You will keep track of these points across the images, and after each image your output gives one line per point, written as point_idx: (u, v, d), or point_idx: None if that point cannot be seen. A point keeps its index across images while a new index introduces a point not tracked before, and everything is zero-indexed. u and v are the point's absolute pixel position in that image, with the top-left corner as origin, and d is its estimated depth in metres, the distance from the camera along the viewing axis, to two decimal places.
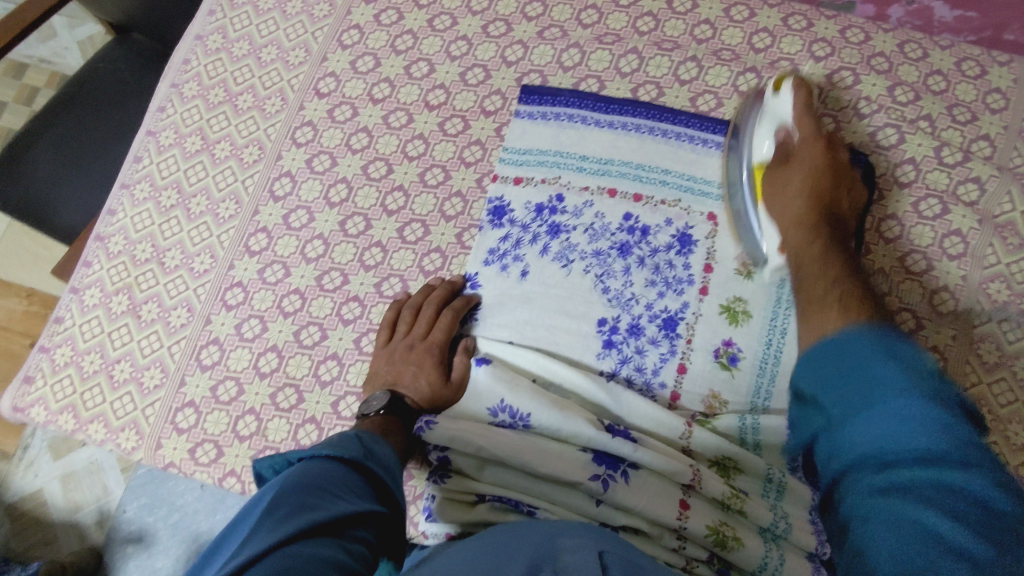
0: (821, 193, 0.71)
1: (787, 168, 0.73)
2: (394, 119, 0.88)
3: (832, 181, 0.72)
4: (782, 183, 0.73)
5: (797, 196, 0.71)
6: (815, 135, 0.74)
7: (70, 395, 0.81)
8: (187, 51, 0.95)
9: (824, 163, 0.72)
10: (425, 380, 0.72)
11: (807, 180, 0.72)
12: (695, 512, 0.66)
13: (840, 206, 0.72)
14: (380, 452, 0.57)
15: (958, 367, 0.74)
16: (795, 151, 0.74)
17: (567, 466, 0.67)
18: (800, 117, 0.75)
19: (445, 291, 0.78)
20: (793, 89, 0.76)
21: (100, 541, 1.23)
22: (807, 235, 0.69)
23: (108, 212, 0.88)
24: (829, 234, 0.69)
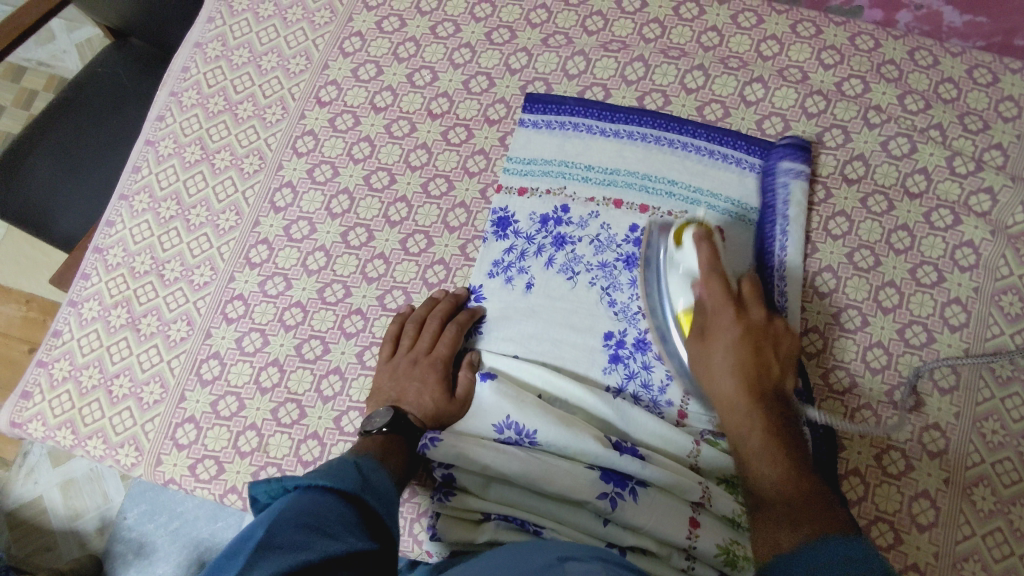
0: (750, 370, 0.63)
1: (705, 348, 0.66)
2: (397, 128, 0.87)
3: (757, 351, 0.64)
4: (706, 354, 0.66)
5: (723, 378, 0.64)
6: (724, 299, 0.66)
7: (68, 410, 0.79)
8: (186, 59, 0.94)
9: (743, 334, 0.65)
10: (430, 397, 0.71)
11: (729, 359, 0.64)
12: (705, 530, 0.65)
13: (774, 374, 0.64)
14: (377, 484, 0.56)
15: (971, 381, 0.73)
16: (710, 322, 0.67)
17: (574, 485, 0.66)
18: (708, 275, 0.67)
19: (449, 304, 0.77)
20: (695, 242, 0.68)
21: (100, 548, 1.22)
22: (750, 428, 0.61)
23: (107, 224, 0.87)
24: (769, 418, 0.61)
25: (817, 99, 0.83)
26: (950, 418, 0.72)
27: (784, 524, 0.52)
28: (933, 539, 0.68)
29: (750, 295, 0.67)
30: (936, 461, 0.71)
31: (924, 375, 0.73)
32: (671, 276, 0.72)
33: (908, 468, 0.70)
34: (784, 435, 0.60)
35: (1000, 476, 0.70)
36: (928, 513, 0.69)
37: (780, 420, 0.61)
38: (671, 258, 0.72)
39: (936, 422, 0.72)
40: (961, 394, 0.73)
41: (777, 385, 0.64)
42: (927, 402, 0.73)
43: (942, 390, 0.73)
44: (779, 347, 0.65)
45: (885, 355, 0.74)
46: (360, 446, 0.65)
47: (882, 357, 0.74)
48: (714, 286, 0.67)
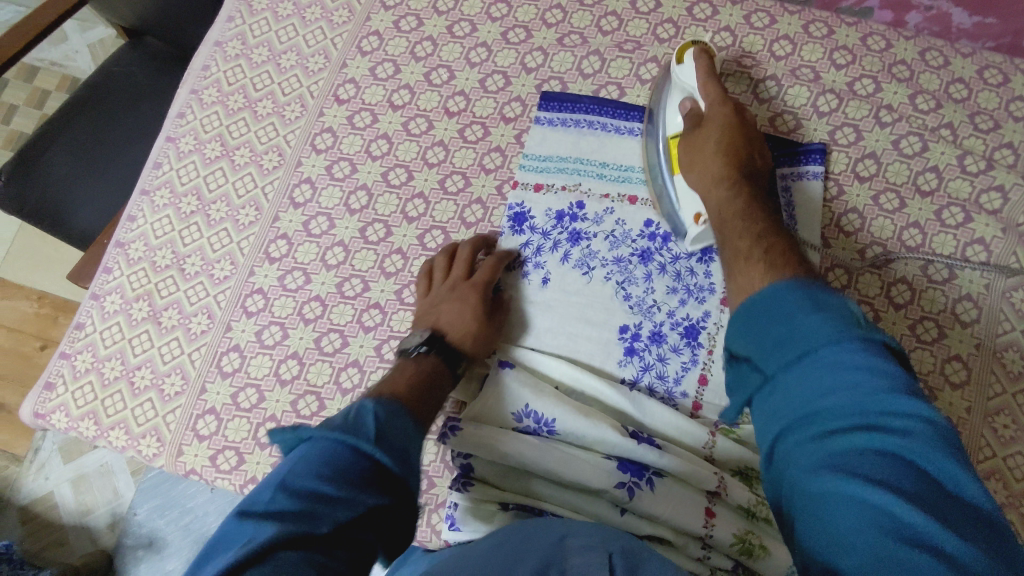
0: (736, 153, 0.71)
1: (699, 134, 0.73)
2: (414, 126, 0.88)
3: (744, 142, 0.72)
4: (699, 144, 0.72)
5: (715, 160, 0.71)
6: (720, 98, 0.73)
7: (90, 401, 0.81)
8: (206, 57, 0.95)
9: (734, 124, 0.72)
10: (471, 315, 0.72)
11: (721, 140, 0.71)
12: (721, 519, 0.66)
13: (752, 163, 0.71)
14: (397, 435, 0.53)
15: (982, 376, 0.74)
16: (705, 116, 0.73)
17: (592, 475, 0.67)
18: (706, 83, 0.74)
19: (477, 241, 0.79)
20: (697, 56, 0.75)
21: (112, 542, 1.23)
22: (733, 200, 0.67)
23: (128, 219, 0.88)
24: (750, 189, 0.68)
25: (830, 97, 0.85)
26: (962, 413, 0.73)
27: (761, 265, 0.58)
28: None
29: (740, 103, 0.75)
30: None
31: (936, 369, 0.74)
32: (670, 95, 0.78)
33: None
34: (760, 204, 0.67)
35: (1012, 470, 0.71)
36: None
37: (759, 196, 0.68)
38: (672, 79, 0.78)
39: (947, 417, 0.73)
40: (973, 389, 0.73)
41: (756, 171, 0.71)
42: (939, 396, 0.73)
43: (954, 384, 0.74)
44: (759, 147, 0.73)
45: None
46: (398, 368, 0.65)
47: None
48: (715, 89, 0.73)
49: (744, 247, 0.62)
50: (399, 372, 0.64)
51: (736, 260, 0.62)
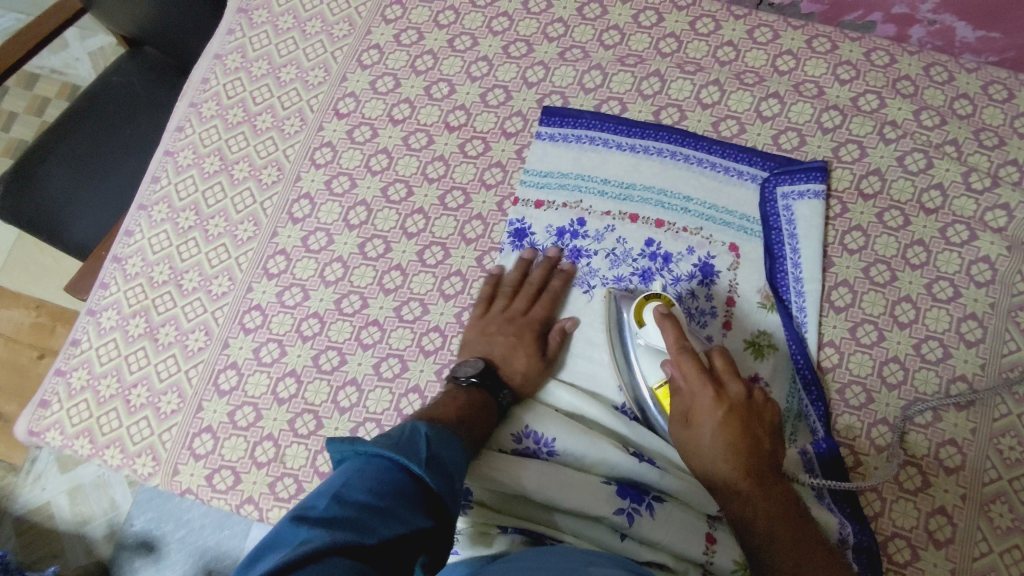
0: (741, 451, 0.62)
1: (692, 435, 0.64)
2: (414, 140, 0.87)
3: (746, 426, 0.63)
4: (695, 439, 0.64)
5: (717, 460, 0.62)
6: (702, 380, 0.64)
7: (86, 419, 0.80)
8: (205, 70, 0.95)
9: (728, 413, 0.63)
10: (524, 354, 0.73)
11: (718, 442, 0.62)
12: (723, 545, 0.65)
13: (762, 445, 0.63)
14: (444, 461, 0.56)
15: (987, 397, 0.73)
16: (691, 405, 0.65)
17: (591, 500, 0.66)
18: (679, 354, 0.65)
19: (543, 267, 0.78)
20: (659, 319, 0.67)
21: (107, 554, 1.22)
22: (753, 517, 0.60)
23: (126, 234, 0.88)
24: (764, 488, 0.61)
25: (833, 114, 0.84)
26: (966, 434, 0.72)
27: None
28: (950, 556, 0.68)
29: (722, 361, 0.66)
30: (953, 478, 0.70)
31: (941, 391, 0.73)
32: (643, 353, 0.70)
33: (925, 484, 0.70)
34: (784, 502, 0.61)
35: (1018, 494, 0.69)
36: (945, 529, 0.68)
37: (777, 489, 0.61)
38: (636, 331, 0.70)
39: (953, 438, 0.72)
40: (978, 410, 0.72)
41: (767, 459, 0.63)
42: (944, 418, 0.72)
43: (959, 405, 0.73)
44: (762, 416, 0.64)
45: (901, 370, 0.74)
46: (450, 397, 0.68)
47: (899, 373, 0.74)
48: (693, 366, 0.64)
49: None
50: (450, 402, 0.67)
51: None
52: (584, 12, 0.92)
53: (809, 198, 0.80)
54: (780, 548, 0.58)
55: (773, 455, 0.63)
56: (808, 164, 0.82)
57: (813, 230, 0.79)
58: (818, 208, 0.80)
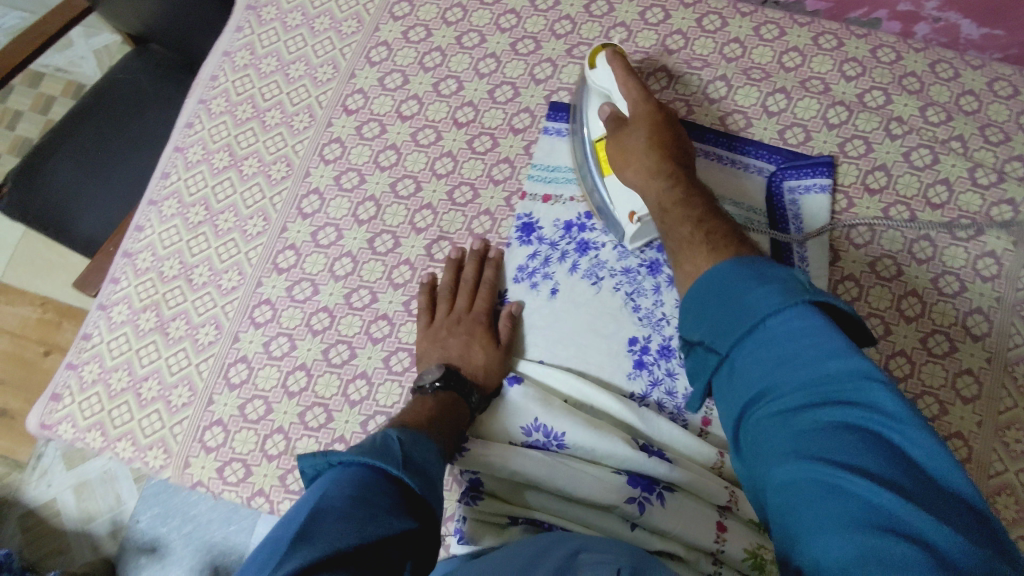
0: (667, 147, 0.73)
1: (627, 132, 0.74)
2: (422, 137, 0.88)
3: (670, 131, 0.74)
4: (627, 141, 0.74)
5: (645, 153, 0.72)
6: (642, 96, 0.74)
7: (97, 413, 0.80)
8: (214, 67, 0.95)
9: (658, 121, 0.74)
10: (480, 348, 0.74)
11: (650, 136, 0.73)
12: (733, 535, 0.66)
13: (682, 149, 0.74)
14: (419, 460, 0.57)
15: (993, 390, 0.73)
16: (630, 117, 0.75)
17: (601, 489, 0.67)
18: (626, 82, 0.75)
19: (474, 261, 0.80)
20: (611, 59, 0.77)
21: (114, 550, 1.23)
22: (668, 188, 0.70)
23: (136, 229, 0.88)
24: (683, 175, 0.71)
25: (840, 110, 0.85)
26: (973, 427, 0.72)
27: (700, 244, 0.64)
28: None
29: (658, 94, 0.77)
30: None
31: (947, 383, 0.74)
32: (592, 98, 0.80)
33: None
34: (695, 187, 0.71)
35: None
36: None
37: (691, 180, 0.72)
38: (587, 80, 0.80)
39: (959, 431, 0.72)
40: (983, 403, 0.73)
41: (683, 154, 0.74)
42: (950, 411, 0.73)
43: (965, 398, 0.73)
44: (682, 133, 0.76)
45: (907, 363, 0.75)
46: (417, 403, 0.67)
47: (905, 365, 0.75)
48: (637, 88, 0.75)
49: (687, 234, 0.66)
50: (416, 405, 0.67)
51: (681, 244, 0.66)
52: (592, 9, 0.92)
53: (814, 191, 0.81)
54: (684, 204, 0.68)
55: (688, 157, 0.74)
56: (813, 158, 0.82)
57: (819, 222, 0.80)
58: (823, 200, 0.81)
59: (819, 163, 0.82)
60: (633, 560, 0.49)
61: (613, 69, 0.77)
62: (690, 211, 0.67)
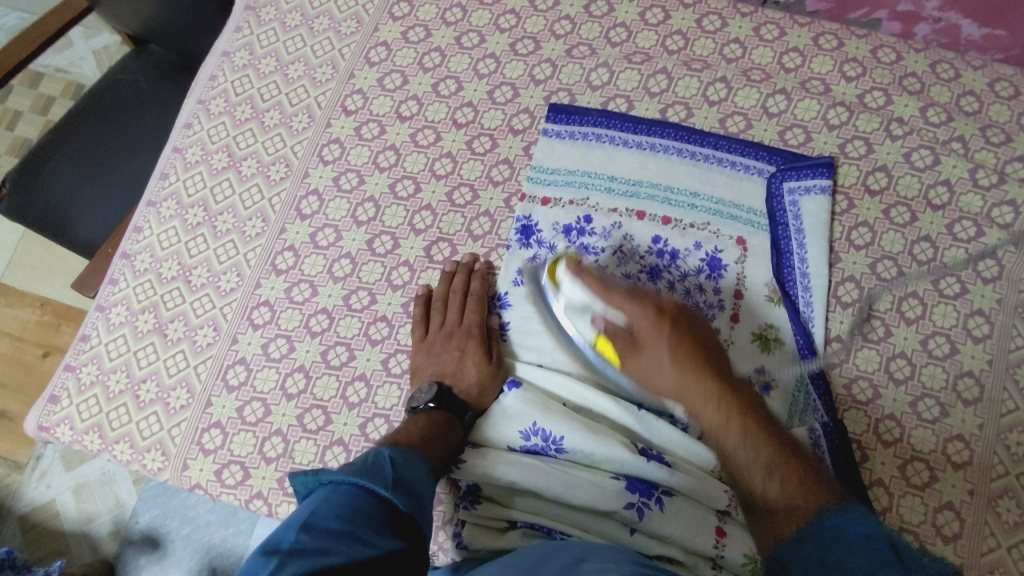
0: (694, 361, 0.64)
1: (643, 359, 0.66)
2: (421, 137, 0.88)
3: (687, 334, 0.66)
4: (649, 368, 0.66)
5: (675, 378, 0.64)
6: (639, 309, 0.66)
7: (95, 415, 0.80)
8: (213, 68, 0.95)
9: (671, 335, 0.65)
10: (472, 362, 0.74)
11: (668, 361, 0.65)
12: (732, 539, 0.65)
13: (704, 347, 0.67)
14: (411, 481, 0.58)
15: (994, 392, 0.73)
16: (636, 335, 0.67)
17: (601, 496, 0.66)
18: (614, 300, 0.67)
19: (463, 274, 0.80)
20: (577, 276, 0.69)
21: (112, 552, 1.22)
22: (721, 416, 0.62)
23: (134, 230, 0.88)
24: (724, 386, 0.64)
25: (840, 110, 0.84)
26: (974, 430, 0.72)
27: (777, 493, 0.58)
28: (957, 550, 0.68)
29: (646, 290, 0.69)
30: (960, 473, 0.70)
31: (948, 386, 0.73)
32: (568, 311, 0.72)
33: (932, 479, 0.70)
34: (746, 401, 0.63)
35: None
36: (952, 524, 0.69)
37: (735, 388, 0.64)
38: (561, 300, 0.72)
39: (960, 434, 0.72)
40: (985, 406, 0.72)
41: (715, 359, 0.66)
42: (951, 413, 0.72)
43: (966, 401, 0.73)
44: (692, 323, 0.68)
45: (908, 365, 0.74)
46: (409, 423, 0.68)
47: (906, 368, 0.74)
48: (626, 303, 0.66)
49: (762, 483, 0.59)
50: (408, 428, 0.68)
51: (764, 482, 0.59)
52: (591, 9, 0.92)
53: (815, 194, 0.81)
54: (740, 430, 0.61)
55: (715, 354, 0.67)
56: (813, 159, 0.82)
57: (820, 225, 0.80)
58: (823, 203, 0.80)
59: (820, 165, 0.81)
60: (631, 567, 0.49)
61: (586, 287, 0.69)
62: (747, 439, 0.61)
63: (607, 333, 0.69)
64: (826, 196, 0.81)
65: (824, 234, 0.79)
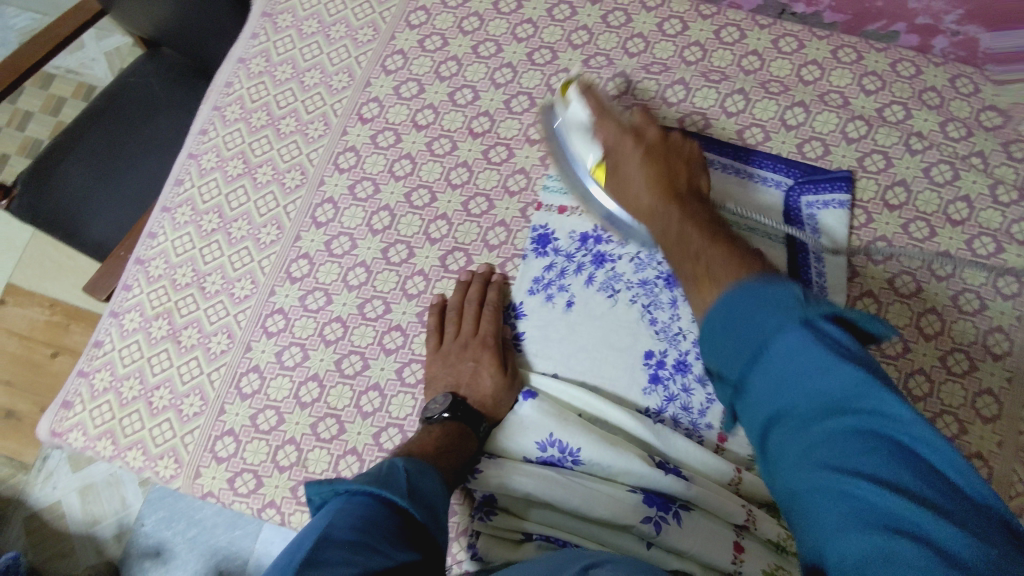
0: (662, 178, 0.70)
1: (617, 173, 0.72)
2: (438, 146, 0.87)
3: (664, 158, 0.71)
4: (629, 184, 0.71)
5: (641, 191, 0.70)
6: (621, 133, 0.73)
7: (108, 421, 0.80)
8: (229, 74, 0.95)
9: (643, 152, 0.71)
10: (486, 373, 0.73)
11: (637, 170, 0.71)
12: (751, 555, 0.65)
13: (682, 174, 0.71)
14: (424, 492, 0.57)
15: (1014, 410, 0.72)
16: (614, 155, 0.72)
17: (617, 510, 0.66)
18: (601, 118, 0.74)
19: (478, 283, 0.79)
20: (580, 92, 0.76)
21: (118, 554, 1.22)
22: (666, 215, 0.67)
23: (149, 235, 0.88)
24: (681, 196, 0.68)
25: (859, 124, 0.84)
26: (993, 448, 0.71)
27: (715, 272, 0.57)
28: None
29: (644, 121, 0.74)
30: None
31: (967, 403, 0.73)
32: (569, 138, 0.77)
33: None
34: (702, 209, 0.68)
35: None
36: None
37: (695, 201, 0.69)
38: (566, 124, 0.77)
39: (979, 451, 0.71)
40: (1005, 423, 0.72)
41: (685, 186, 0.70)
42: (970, 430, 0.72)
43: (985, 418, 0.72)
44: (678, 155, 0.72)
45: (927, 381, 0.74)
46: (423, 434, 0.68)
47: (924, 384, 0.74)
48: (607, 123, 0.73)
49: (694, 272, 0.60)
50: (423, 439, 0.67)
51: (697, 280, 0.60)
52: (609, 19, 0.92)
53: (832, 206, 0.80)
54: (687, 232, 0.64)
55: (691, 180, 0.71)
56: (830, 172, 0.82)
57: (838, 238, 0.79)
58: (841, 215, 0.80)
59: (837, 178, 0.81)
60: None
61: (585, 104, 0.75)
62: (685, 236, 0.65)
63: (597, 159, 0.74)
64: (844, 209, 0.80)
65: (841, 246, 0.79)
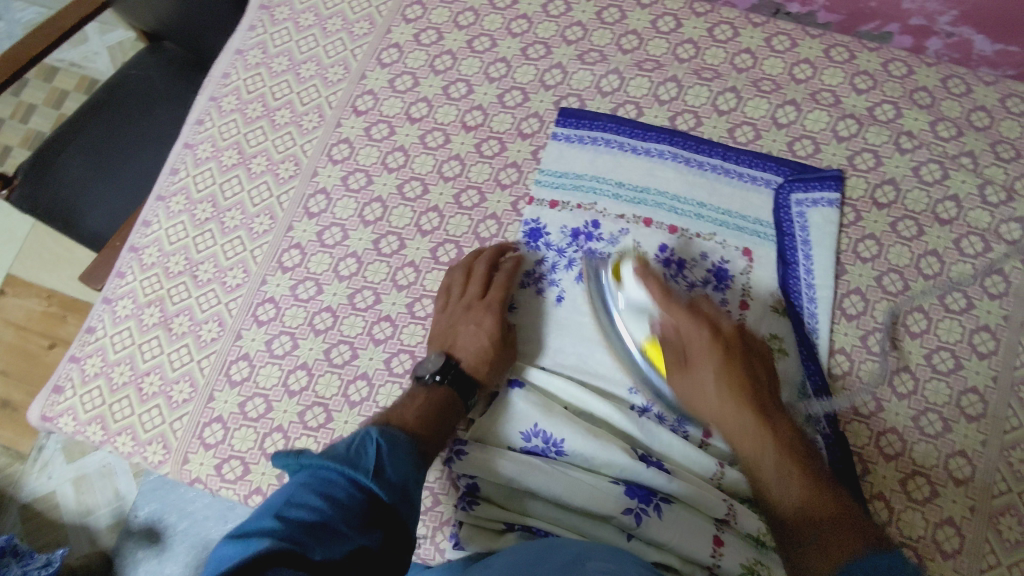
0: (741, 383, 0.66)
1: (691, 377, 0.68)
2: (431, 139, 0.88)
3: (739, 362, 0.67)
4: (697, 382, 0.68)
5: (722, 401, 0.66)
6: (696, 325, 0.68)
7: (98, 406, 0.81)
8: (226, 65, 0.96)
9: (721, 355, 0.67)
10: (484, 339, 0.73)
11: (718, 383, 0.66)
12: (730, 549, 0.65)
13: (754, 369, 0.68)
14: (394, 466, 0.57)
15: (998, 409, 0.72)
16: (688, 353, 0.68)
17: (599, 501, 0.66)
18: (670, 312, 0.68)
19: (493, 250, 0.79)
20: (638, 278, 0.69)
21: (111, 544, 1.23)
22: (757, 438, 0.64)
23: (144, 224, 0.89)
24: (760, 402, 0.66)
25: (850, 122, 0.84)
26: (977, 446, 0.71)
27: (806, 522, 0.59)
28: (956, 567, 0.67)
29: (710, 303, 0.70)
30: (962, 489, 0.70)
31: (951, 401, 0.73)
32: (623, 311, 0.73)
33: (934, 494, 0.70)
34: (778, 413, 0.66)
35: None
36: (953, 540, 0.68)
37: (771, 409, 0.66)
38: (615, 293, 0.73)
39: (962, 450, 0.71)
40: (988, 423, 0.72)
41: (760, 381, 0.67)
42: (954, 429, 0.72)
43: (969, 417, 0.72)
44: (744, 343, 0.69)
45: (912, 379, 0.74)
46: (407, 400, 0.68)
47: (910, 382, 0.74)
48: (682, 317, 0.68)
49: (794, 525, 0.60)
50: (409, 403, 0.67)
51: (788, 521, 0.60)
52: (604, 16, 0.92)
53: (821, 205, 0.81)
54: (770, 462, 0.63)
55: (760, 375, 0.68)
56: (819, 171, 0.82)
57: (827, 238, 0.80)
58: (831, 215, 0.80)
59: (826, 177, 0.82)
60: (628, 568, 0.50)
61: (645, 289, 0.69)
62: (777, 464, 0.62)
63: (661, 342, 0.70)
64: (831, 209, 0.81)
65: (829, 245, 0.79)
